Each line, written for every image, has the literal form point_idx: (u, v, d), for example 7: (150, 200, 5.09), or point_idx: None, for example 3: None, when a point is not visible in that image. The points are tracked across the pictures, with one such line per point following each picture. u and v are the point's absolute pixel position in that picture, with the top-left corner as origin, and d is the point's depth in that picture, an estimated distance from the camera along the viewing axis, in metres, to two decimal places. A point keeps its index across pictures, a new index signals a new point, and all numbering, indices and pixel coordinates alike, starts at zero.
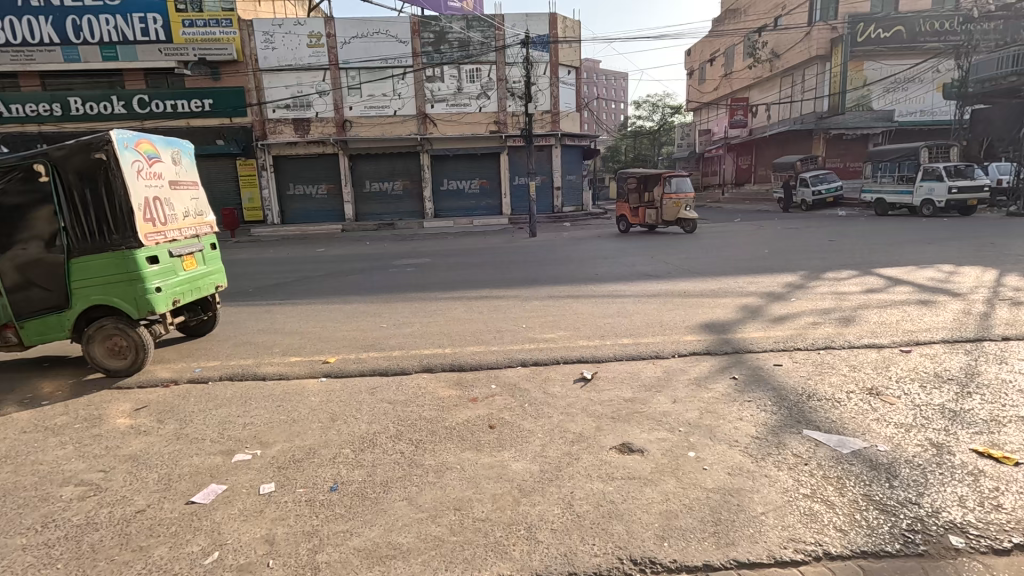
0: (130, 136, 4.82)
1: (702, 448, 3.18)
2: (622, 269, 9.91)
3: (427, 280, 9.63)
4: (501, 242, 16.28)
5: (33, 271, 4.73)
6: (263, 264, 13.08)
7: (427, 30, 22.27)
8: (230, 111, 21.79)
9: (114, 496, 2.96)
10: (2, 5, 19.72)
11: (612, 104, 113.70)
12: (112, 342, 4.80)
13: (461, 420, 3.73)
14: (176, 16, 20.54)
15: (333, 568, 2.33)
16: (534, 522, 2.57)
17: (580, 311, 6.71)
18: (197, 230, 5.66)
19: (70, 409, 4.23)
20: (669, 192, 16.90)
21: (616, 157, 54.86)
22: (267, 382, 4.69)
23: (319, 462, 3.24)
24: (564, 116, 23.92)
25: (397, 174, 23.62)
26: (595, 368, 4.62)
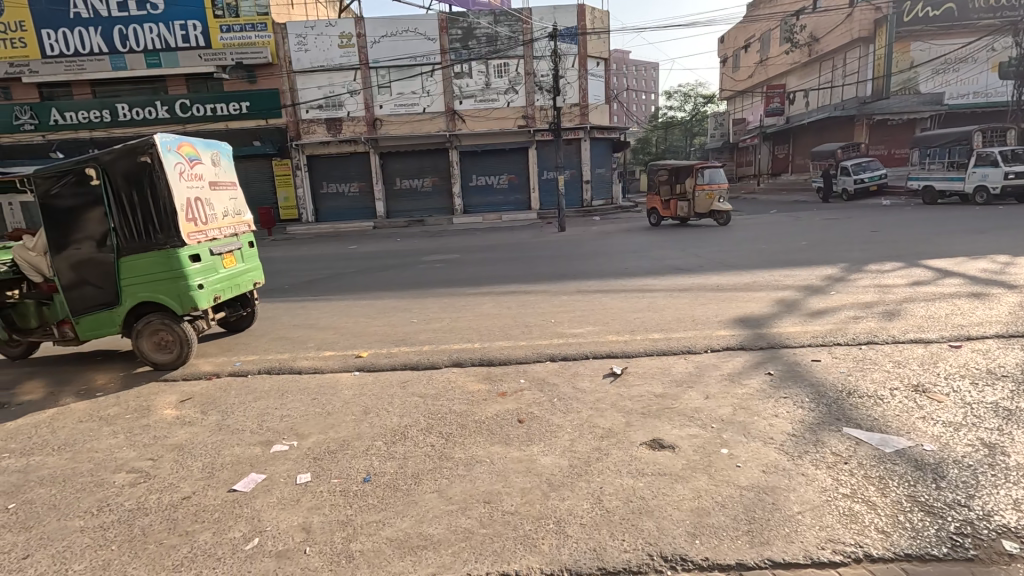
0: (172, 139, 5.02)
1: (735, 445, 3.11)
2: (653, 263, 9.74)
3: (456, 276, 9.70)
4: (529, 237, 16.25)
5: (86, 269, 5.00)
6: (298, 262, 13.43)
7: (455, 26, 22.34)
8: (265, 113, 22.43)
9: (162, 483, 3.11)
10: (55, 18, 20.83)
11: (641, 95, 111.65)
12: (159, 336, 5.05)
13: (490, 414, 3.76)
14: (214, 22, 21.26)
15: (366, 556, 2.39)
16: (563, 516, 2.57)
17: (609, 306, 6.64)
18: (236, 229, 5.86)
19: (121, 400, 4.46)
20: (702, 183, 16.61)
21: (647, 149, 53.91)
22: (303, 376, 4.83)
23: (352, 454, 3.32)
24: (593, 108, 23.64)
25: (426, 172, 23.87)
26: (625, 363, 4.57)
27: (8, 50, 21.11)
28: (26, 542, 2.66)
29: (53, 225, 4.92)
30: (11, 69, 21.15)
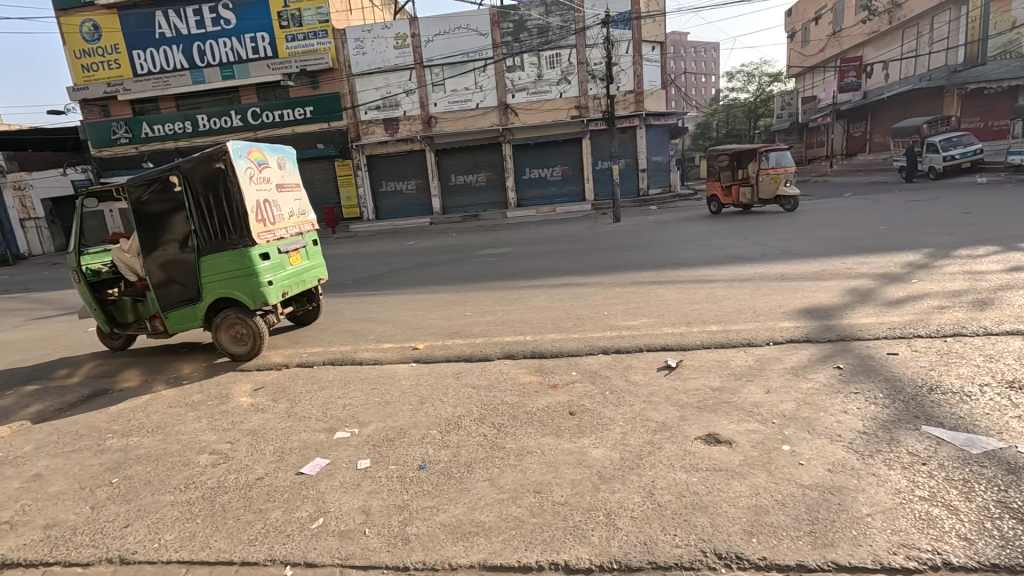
0: (243, 146, 5.40)
1: (798, 441, 2.97)
2: (711, 253, 9.37)
3: (510, 269, 9.79)
4: (584, 229, 16.06)
5: (171, 268, 5.47)
6: (361, 258, 14.02)
7: (506, 19, 22.33)
8: (328, 116, 23.47)
9: (239, 464, 3.39)
10: (144, 39, 22.85)
11: (701, 78, 106.97)
12: (234, 330, 5.46)
13: (541, 405, 3.78)
14: (280, 32, 22.51)
15: (421, 540, 2.49)
16: (613, 509, 2.55)
17: (665, 297, 6.47)
18: (301, 228, 6.21)
19: (205, 388, 4.88)
20: (766, 167, 15.69)
21: (707, 135, 51.65)
22: (363, 367, 5.06)
23: (409, 441, 3.46)
24: (648, 94, 22.95)
25: (480, 167, 24.12)
26: (681, 356, 4.44)
27: (106, 71, 23.38)
28: (126, 512, 2.97)
29: (145, 229, 5.42)
30: (109, 89, 23.38)
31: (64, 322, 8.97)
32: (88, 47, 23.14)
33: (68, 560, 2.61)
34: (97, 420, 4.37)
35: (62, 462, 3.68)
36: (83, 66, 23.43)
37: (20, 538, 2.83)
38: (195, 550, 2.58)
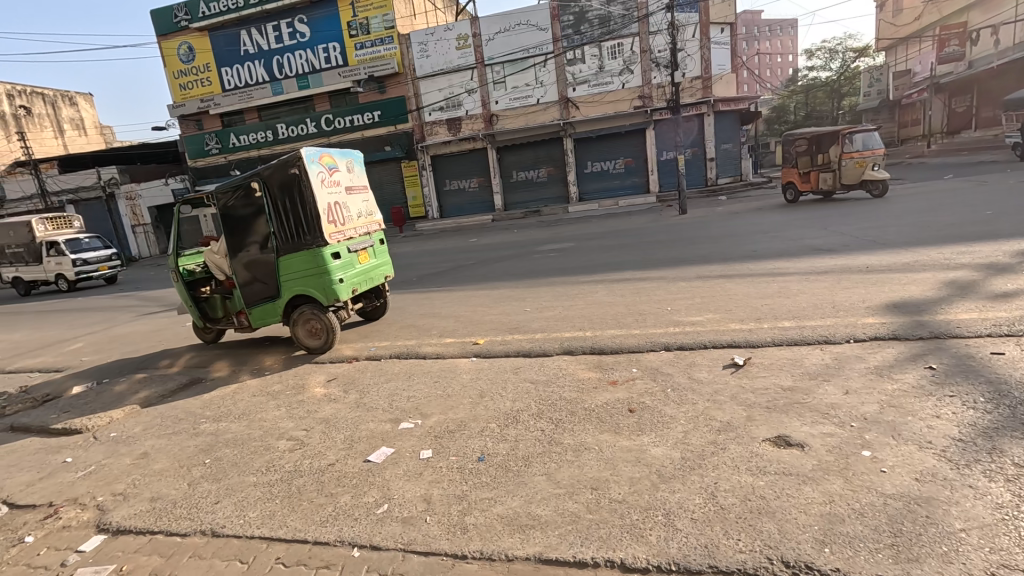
0: (315, 152, 5.74)
1: (880, 447, 2.74)
2: (785, 245, 8.81)
3: (570, 265, 9.70)
4: (648, 222, 15.57)
5: (254, 268, 5.92)
6: (425, 256, 14.44)
7: (567, 12, 22.06)
8: (394, 118, 24.30)
9: (313, 450, 3.63)
10: (232, 56, 24.95)
11: (775, 57, 99.95)
12: (310, 325, 5.84)
13: (600, 402, 3.74)
14: (350, 41, 23.66)
15: (479, 530, 2.55)
16: (672, 508, 2.49)
17: (734, 292, 6.17)
18: (368, 228, 6.51)
19: (284, 378, 5.26)
20: (851, 150, 14.45)
21: (784, 118, 48.25)
22: (426, 361, 5.24)
23: (469, 434, 3.55)
24: (717, 79, 21.88)
25: (541, 162, 24.06)
26: (749, 353, 4.22)
27: (200, 88, 25.79)
28: (217, 490, 3.28)
29: (232, 232, 5.91)
30: (202, 104, 25.72)
31: (167, 317, 10.01)
32: (185, 68, 25.59)
33: (169, 530, 2.92)
34: (193, 406, 4.84)
35: (165, 442, 4.12)
36: (182, 86, 25.98)
37: (131, 508, 3.21)
38: (274, 527, 2.80)
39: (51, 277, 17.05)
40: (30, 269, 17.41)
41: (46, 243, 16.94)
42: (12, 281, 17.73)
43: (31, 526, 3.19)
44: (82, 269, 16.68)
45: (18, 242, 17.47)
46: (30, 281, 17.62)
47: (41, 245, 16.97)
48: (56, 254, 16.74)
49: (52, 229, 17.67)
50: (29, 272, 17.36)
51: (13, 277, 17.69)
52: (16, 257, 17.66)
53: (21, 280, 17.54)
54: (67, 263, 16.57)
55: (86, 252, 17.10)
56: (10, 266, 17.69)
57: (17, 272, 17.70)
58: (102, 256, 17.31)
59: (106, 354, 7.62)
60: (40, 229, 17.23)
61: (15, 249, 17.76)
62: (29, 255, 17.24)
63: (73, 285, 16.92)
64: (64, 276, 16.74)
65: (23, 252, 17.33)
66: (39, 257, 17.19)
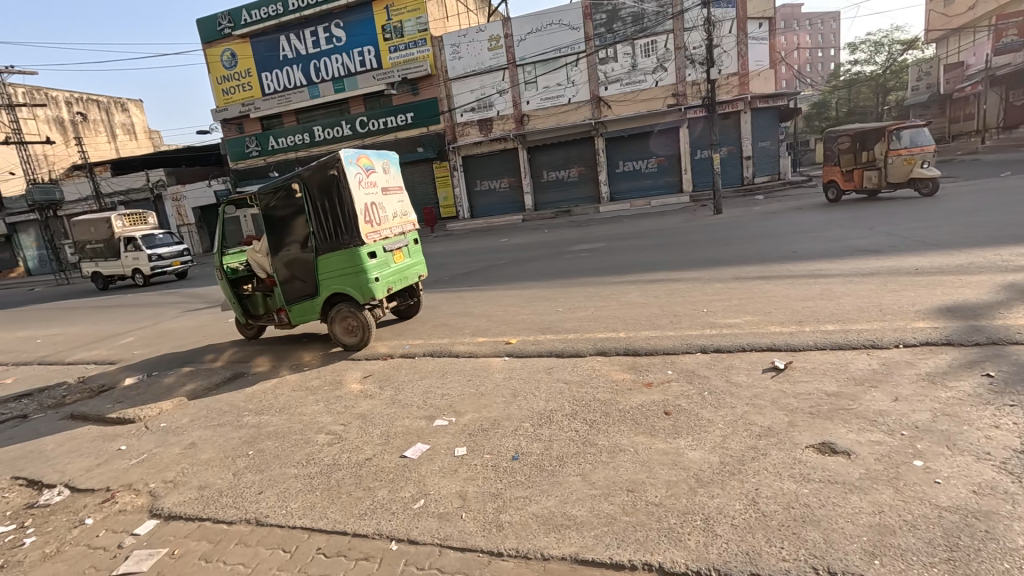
0: (353, 154, 5.88)
1: (933, 458, 2.62)
2: (827, 246, 8.50)
3: (603, 265, 9.62)
4: (681, 222, 15.30)
5: (294, 267, 6.11)
6: (457, 255, 14.57)
7: (599, 10, 21.85)
8: (427, 120, 24.60)
9: (351, 445, 3.71)
10: (272, 61, 25.78)
11: (816, 52, 96.65)
12: (347, 322, 5.99)
13: (635, 403, 3.71)
14: (384, 44, 24.10)
15: (515, 528, 2.56)
16: (711, 514, 2.44)
17: (774, 294, 5.99)
18: (403, 228, 6.62)
19: (321, 374, 5.41)
20: (898, 147, 13.85)
21: (825, 114, 46.59)
22: (459, 359, 5.29)
23: (503, 432, 3.57)
24: (755, 75, 21.32)
25: (572, 161, 23.94)
26: (790, 357, 4.11)
27: (242, 93, 26.76)
28: (260, 480, 3.40)
29: (273, 232, 6.10)
30: (244, 108, 26.68)
31: (210, 314, 10.41)
32: (228, 73, 26.60)
33: (217, 517, 3.05)
34: (236, 399, 5.02)
35: (211, 433, 4.30)
36: (225, 90, 27.01)
37: (181, 495, 3.36)
38: (315, 518, 2.88)
39: (128, 271, 17.92)
40: (108, 264, 18.34)
41: (124, 239, 17.76)
42: (92, 275, 18.78)
43: (91, 509, 3.37)
44: (157, 264, 17.44)
45: (98, 237, 18.42)
46: (109, 276, 18.59)
47: (119, 241, 17.83)
48: (133, 249, 17.56)
49: (129, 225, 18.49)
50: (108, 267, 18.28)
51: (93, 272, 18.72)
52: (95, 252, 18.61)
53: (100, 274, 18.53)
54: (143, 259, 17.34)
55: (160, 247, 17.83)
56: (90, 261, 18.71)
57: (96, 267, 18.70)
58: (175, 251, 17.99)
59: (155, 347, 7.98)
60: (119, 225, 18.07)
61: (95, 245, 18.72)
62: (108, 251, 18.13)
63: (148, 279, 17.69)
64: (140, 271, 17.54)
65: (103, 248, 18.25)
66: (117, 252, 18.07)
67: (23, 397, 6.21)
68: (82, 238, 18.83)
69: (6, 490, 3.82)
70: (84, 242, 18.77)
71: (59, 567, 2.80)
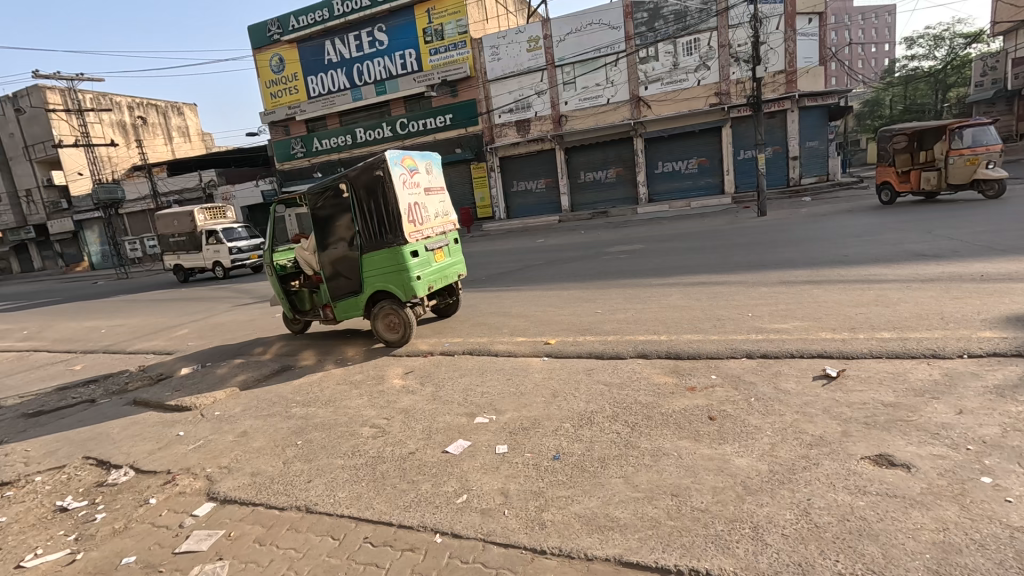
0: (398, 155, 6.02)
1: (1003, 475, 2.47)
2: (882, 250, 8.11)
3: (642, 266, 9.49)
4: (723, 224, 14.91)
5: (340, 265, 6.29)
6: (495, 255, 14.66)
7: (641, 9, 21.54)
8: (465, 121, 24.86)
9: (395, 439, 3.80)
10: (318, 65, 26.64)
11: (870, 48, 92.19)
12: (388, 319, 6.13)
13: (678, 407, 3.65)
14: (425, 47, 24.50)
15: (558, 527, 2.57)
16: (761, 522, 2.38)
17: (824, 299, 5.78)
18: (444, 228, 6.73)
19: (364, 369, 5.57)
20: (958, 147, 13.09)
21: (878, 112, 44.43)
22: (498, 359, 5.33)
23: (544, 432, 3.58)
24: (803, 72, 20.55)
25: (610, 162, 23.70)
26: (843, 364, 3.96)
27: (289, 96, 27.76)
28: (308, 470, 3.52)
29: (320, 231, 6.30)
30: (291, 111, 27.69)
31: (258, 309, 10.83)
32: (277, 77, 27.65)
33: (269, 503, 3.18)
34: (285, 391, 5.23)
35: (262, 422, 4.48)
36: (274, 94, 28.10)
37: (236, 481, 3.52)
38: (362, 508, 2.97)
39: (208, 264, 18.68)
40: (190, 256, 19.11)
41: (206, 232, 18.61)
42: (173, 267, 19.54)
43: (155, 490, 3.59)
44: (237, 257, 18.28)
45: (181, 230, 19.37)
46: (189, 268, 19.36)
47: (201, 233, 18.65)
48: (215, 242, 18.31)
49: (210, 219, 19.42)
50: (189, 260, 19.10)
51: (174, 264, 19.49)
52: (178, 246, 19.52)
53: (181, 267, 19.28)
54: (224, 251, 18.06)
55: (238, 240, 18.64)
56: (172, 254, 19.55)
57: (178, 260, 19.50)
58: (253, 245, 18.88)
59: (208, 340, 8.38)
60: (201, 218, 19.03)
61: (178, 238, 19.62)
62: (190, 244, 18.96)
63: (228, 272, 18.50)
64: (220, 264, 18.35)
65: (185, 240, 19.12)
66: (198, 245, 18.86)
67: (91, 383, 6.63)
68: (166, 232, 19.87)
69: (80, 469, 4.10)
70: (167, 235, 19.75)
71: (128, 542, 2.99)
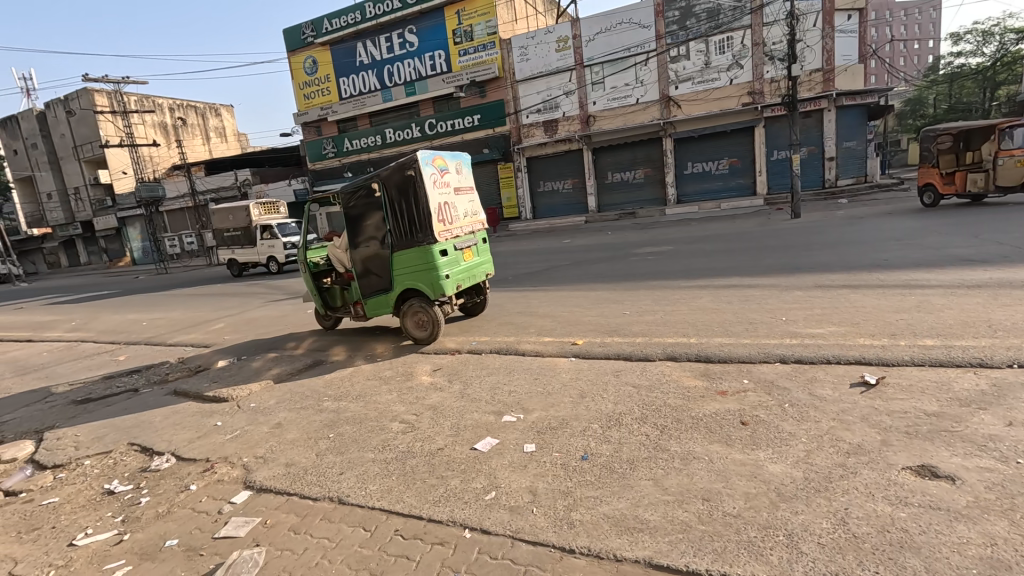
0: (429, 155, 6.09)
1: None
2: (924, 254, 7.81)
3: (671, 268, 9.38)
4: (755, 226, 14.59)
5: (371, 263, 6.42)
6: (522, 255, 14.69)
7: (672, 7, 21.24)
8: (493, 122, 24.97)
9: (424, 435, 3.86)
10: (349, 67, 27.18)
11: (912, 45, 88.72)
12: (417, 317, 6.22)
13: (708, 411, 3.60)
14: (454, 48, 24.72)
15: (587, 527, 2.57)
16: (796, 530, 2.34)
17: (862, 304, 5.61)
18: (473, 227, 6.78)
19: (393, 365, 5.66)
20: (1009, 147, 12.55)
21: (921, 111, 42.69)
22: (525, 358, 5.34)
23: (572, 432, 3.58)
24: (841, 70, 19.95)
25: (639, 163, 23.46)
26: (883, 372, 3.83)
27: (321, 98, 28.40)
28: (340, 462, 3.61)
29: (351, 230, 6.43)
30: (323, 112, 28.37)
31: (290, 304, 11.11)
32: (310, 79, 28.32)
33: (303, 493, 3.27)
34: (317, 384, 5.37)
35: (295, 415, 4.62)
36: (307, 95, 28.79)
37: (271, 471, 3.63)
38: (392, 501, 3.03)
39: (263, 258, 19.17)
40: (244, 251, 19.64)
41: (261, 227, 19.13)
42: (228, 262, 20.01)
43: (195, 476, 3.73)
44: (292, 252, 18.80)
45: (235, 225, 19.90)
46: (242, 263, 19.87)
47: (256, 228, 19.16)
48: (270, 237, 18.83)
49: (264, 214, 19.90)
50: (244, 254, 19.61)
51: (229, 259, 20.00)
52: (232, 240, 20.03)
53: (236, 262, 19.78)
54: (279, 246, 18.61)
55: (292, 235, 19.24)
56: (226, 248, 20.09)
57: (231, 255, 20.02)
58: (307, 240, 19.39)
59: (244, 334, 8.65)
60: (257, 213, 19.58)
61: (232, 232, 20.15)
62: (245, 238, 19.48)
63: (281, 267, 19.01)
64: (275, 258, 18.83)
65: (241, 235, 19.64)
66: (252, 240, 19.36)
67: (135, 373, 6.95)
68: (221, 227, 20.43)
69: (125, 454, 4.30)
70: (222, 229, 20.33)
71: (171, 525, 3.12)
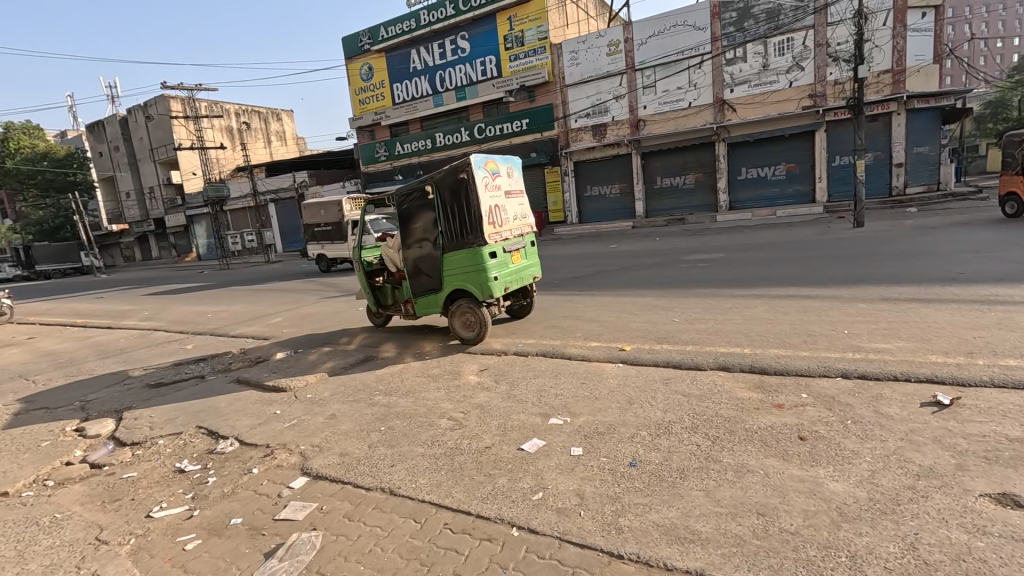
0: (482, 158, 6.19)
1: None
2: (1006, 268, 7.24)
3: (721, 276, 9.11)
4: (816, 234, 13.96)
5: (422, 262, 6.57)
6: (566, 259, 14.64)
7: (729, 9, 20.70)
8: (542, 126, 25.01)
9: (471, 432, 3.93)
10: (403, 73, 28.01)
11: (994, 43, 82.36)
12: (465, 317, 6.33)
13: (763, 424, 3.48)
14: (505, 54, 25.01)
15: (635, 533, 2.55)
16: (860, 552, 2.23)
17: (933, 318, 5.28)
18: (522, 230, 6.83)
19: (442, 363, 5.79)
20: None
21: (1003, 113, 39.51)
22: (572, 361, 5.35)
23: (619, 437, 3.56)
24: (914, 71, 18.78)
25: (689, 167, 22.92)
26: (958, 392, 3.58)
27: (376, 103, 29.40)
28: (391, 455, 3.72)
29: (405, 229, 6.60)
30: (376, 117, 29.32)
31: (343, 302, 11.52)
32: (365, 85, 29.37)
33: (356, 483, 3.40)
34: (369, 379, 5.56)
35: (348, 407, 4.80)
36: (362, 100, 29.88)
37: (326, 459, 3.79)
38: (441, 495, 3.11)
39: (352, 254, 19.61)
40: (333, 247, 20.47)
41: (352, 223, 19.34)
42: (316, 257, 21.11)
43: (256, 461, 3.95)
44: None
45: (327, 220, 20.84)
46: (330, 258, 20.83)
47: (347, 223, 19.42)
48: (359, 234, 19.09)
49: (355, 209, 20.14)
50: (333, 250, 20.49)
51: (318, 254, 21.04)
52: (322, 235, 20.95)
53: (325, 257, 20.81)
54: None
55: None
56: (316, 244, 21.09)
57: (321, 250, 21.04)
58: None
59: (300, 328, 9.05)
60: (348, 209, 19.83)
61: (322, 227, 21.06)
62: (335, 234, 20.17)
63: None
64: None
65: (332, 230, 20.51)
66: (342, 236, 19.99)
67: (201, 361, 7.40)
68: (312, 221, 21.44)
69: (194, 436, 4.59)
70: (313, 225, 21.31)
71: (236, 505, 3.31)
